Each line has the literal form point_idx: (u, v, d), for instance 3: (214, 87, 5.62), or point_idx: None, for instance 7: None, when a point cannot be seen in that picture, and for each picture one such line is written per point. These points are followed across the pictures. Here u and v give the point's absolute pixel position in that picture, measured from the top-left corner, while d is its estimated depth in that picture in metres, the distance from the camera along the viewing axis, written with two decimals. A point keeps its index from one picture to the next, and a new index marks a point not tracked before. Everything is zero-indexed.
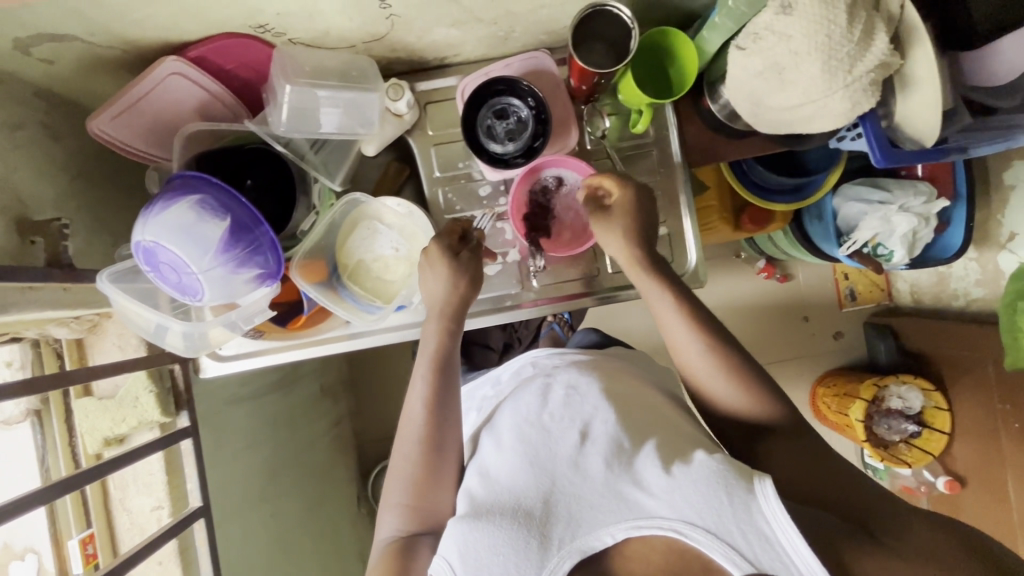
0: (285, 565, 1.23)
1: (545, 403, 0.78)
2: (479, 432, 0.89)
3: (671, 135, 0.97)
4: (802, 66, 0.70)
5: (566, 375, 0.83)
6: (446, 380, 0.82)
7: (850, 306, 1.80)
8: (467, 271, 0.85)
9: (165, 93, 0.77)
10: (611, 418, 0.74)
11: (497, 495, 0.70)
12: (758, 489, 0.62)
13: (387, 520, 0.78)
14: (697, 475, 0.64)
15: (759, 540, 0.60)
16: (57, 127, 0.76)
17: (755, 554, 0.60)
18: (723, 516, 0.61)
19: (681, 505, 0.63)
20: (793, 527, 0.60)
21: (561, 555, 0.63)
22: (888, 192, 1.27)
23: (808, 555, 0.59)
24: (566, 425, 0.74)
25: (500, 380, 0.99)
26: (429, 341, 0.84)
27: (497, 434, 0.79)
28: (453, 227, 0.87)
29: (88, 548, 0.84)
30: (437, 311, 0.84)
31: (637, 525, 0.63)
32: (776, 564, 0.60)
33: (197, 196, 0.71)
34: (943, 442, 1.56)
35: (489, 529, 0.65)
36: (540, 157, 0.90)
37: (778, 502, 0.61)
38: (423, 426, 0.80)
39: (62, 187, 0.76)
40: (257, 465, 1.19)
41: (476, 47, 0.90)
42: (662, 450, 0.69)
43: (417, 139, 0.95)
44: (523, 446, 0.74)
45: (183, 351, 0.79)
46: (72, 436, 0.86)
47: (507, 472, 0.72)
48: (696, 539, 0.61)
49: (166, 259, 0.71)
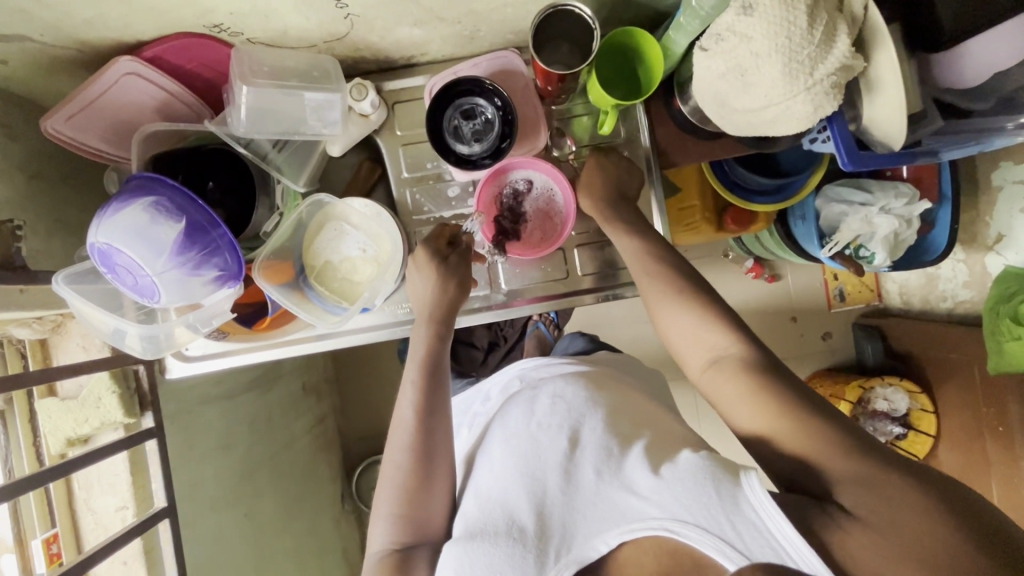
0: (261, 563, 1.23)
1: (532, 415, 0.78)
2: (473, 444, 0.88)
3: (643, 136, 0.95)
4: (763, 69, 0.69)
5: (553, 385, 0.83)
6: (439, 385, 0.81)
7: (839, 307, 1.79)
8: (459, 274, 0.86)
9: (121, 93, 0.75)
10: (599, 425, 0.73)
11: (490, 508, 0.70)
12: (745, 482, 0.58)
13: (377, 531, 0.75)
14: (685, 472, 0.61)
15: (751, 530, 0.55)
16: (14, 127, 0.76)
17: (748, 545, 0.55)
18: (714, 510, 0.57)
19: (671, 502, 0.59)
20: (783, 516, 0.55)
21: (559, 567, 0.62)
22: (870, 193, 1.25)
23: (797, 535, 0.54)
24: (554, 432, 0.73)
25: (489, 396, 0.97)
26: (417, 346, 0.84)
27: (490, 448, 0.79)
28: (442, 232, 0.89)
29: (52, 548, 0.84)
30: (427, 318, 0.84)
31: (632, 529, 0.61)
32: (767, 551, 0.55)
33: (152, 197, 0.71)
34: (928, 445, 1.56)
35: (484, 547, 0.65)
36: (506, 158, 0.89)
37: (767, 492, 0.56)
38: (413, 434, 0.78)
39: (20, 188, 0.76)
40: (231, 464, 1.19)
41: (443, 46, 0.89)
42: (651, 452, 0.68)
43: (385, 138, 0.94)
44: (513, 459, 0.73)
45: (143, 353, 0.78)
46: (36, 436, 0.87)
47: (499, 483, 0.72)
48: (687, 536, 0.58)
49: (121, 262, 0.71)
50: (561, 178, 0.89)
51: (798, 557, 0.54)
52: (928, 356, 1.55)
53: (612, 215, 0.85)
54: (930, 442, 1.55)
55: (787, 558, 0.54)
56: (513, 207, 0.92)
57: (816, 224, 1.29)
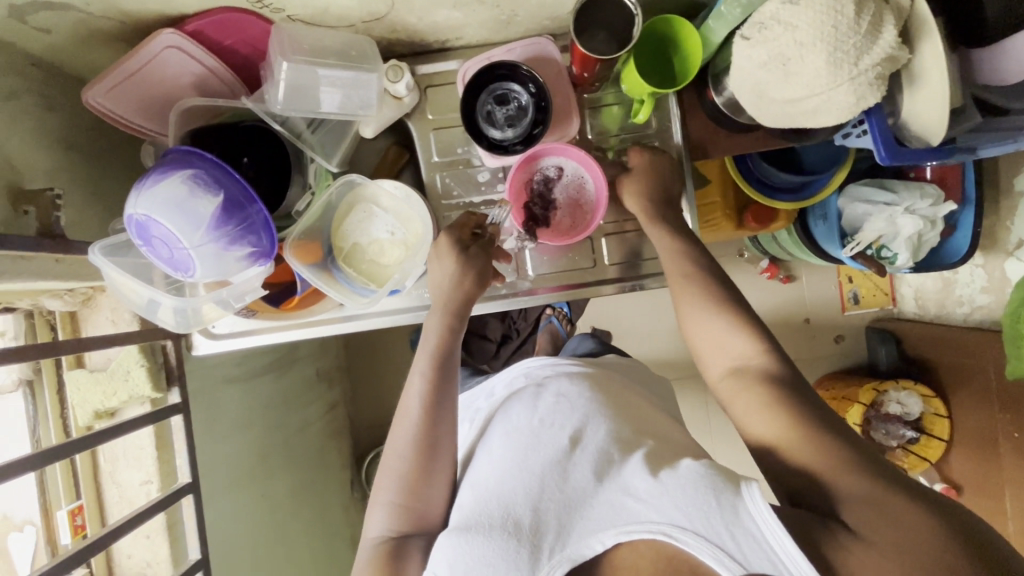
0: (274, 545, 1.24)
1: (536, 409, 0.80)
2: (472, 438, 0.89)
3: (674, 127, 0.95)
4: (807, 58, 0.69)
5: (557, 384, 0.85)
6: (448, 378, 0.81)
7: (853, 310, 1.79)
8: (480, 262, 0.85)
9: (160, 67, 0.76)
10: (601, 428, 0.75)
11: (485, 503, 0.70)
12: (746, 491, 0.59)
13: (375, 518, 0.76)
14: (683, 479, 0.63)
15: (752, 543, 0.57)
16: (52, 98, 0.76)
17: (746, 555, 0.57)
18: (714, 521, 0.59)
19: (668, 507, 0.61)
20: (783, 529, 0.57)
21: (552, 564, 0.62)
22: (895, 193, 1.24)
23: (793, 546, 0.56)
24: (556, 431, 0.75)
25: (495, 392, 0.95)
26: (429, 339, 0.83)
27: (489, 444, 0.80)
28: (466, 223, 0.88)
29: (76, 519, 0.85)
30: (444, 305, 0.83)
31: (628, 530, 0.62)
32: (762, 560, 0.56)
33: (190, 170, 0.71)
34: (941, 450, 1.55)
35: (479, 539, 0.65)
36: (540, 145, 0.89)
37: (769, 505, 0.58)
38: (418, 426, 0.78)
39: (57, 158, 0.76)
40: (248, 445, 1.19)
41: (478, 30, 0.89)
42: (650, 459, 0.69)
43: (417, 122, 0.94)
44: (512, 454, 0.74)
45: (175, 326, 0.79)
46: (63, 407, 0.87)
47: (496, 476, 0.73)
48: (685, 542, 0.59)
49: (157, 233, 0.71)
50: (592, 162, 0.88)
51: (793, 567, 0.55)
52: (942, 361, 1.55)
53: (658, 216, 0.87)
54: (943, 447, 1.54)
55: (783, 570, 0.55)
56: (543, 194, 0.91)
57: (837, 224, 1.29)
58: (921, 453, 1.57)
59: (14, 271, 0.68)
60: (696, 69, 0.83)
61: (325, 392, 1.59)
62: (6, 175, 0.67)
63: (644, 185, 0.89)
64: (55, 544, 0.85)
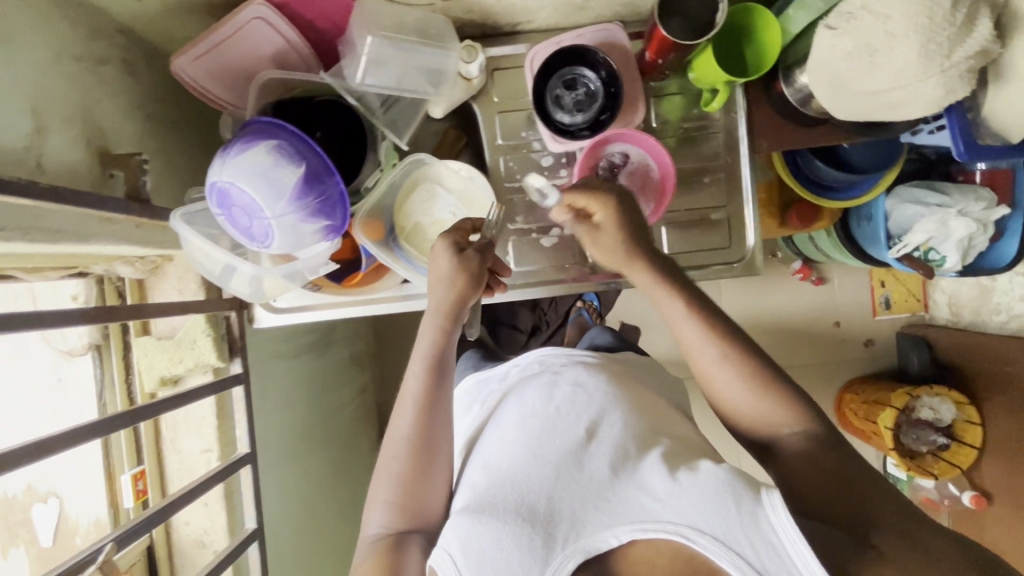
0: (315, 521, 1.24)
1: (551, 399, 0.79)
2: (481, 420, 0.89)
3: (740, 119, 0.95)
4: (896, 49, 0.68)
5: (572, 373, 0.84)
6: (444, 372, 0.81)
7: (884, 315, 1.76)
8: (473, 268, 0.79)
9: (246, 38, 0.76)
10: (617, 421, 0.75)
11: (498, 486, 0.69)
12: (766, 499, 0.60)
13: (374, 516, 0.77)
14: (703, 483, 0.63)
15: (771, 552, 0.58)
16: (135, 65, 0.77)
17: (764, 562, 0.58)
18: (732, 525, 0.60)
19: (688, 510, 0.61)
20: (804, 542, 0.58)
21: (566, 555, 0.61)
22: (946, 196, 1.23)
23: (813, 559, 0.57)
24: (572, 422, 0.75)
25: (507, 375, 0.94)
26: (425, 341, 0.81)
27: (501, 427, 0.79)
28: (464, 226, 0.82)
29: (139, 484, 0.87)
30: (440, 309, 0.79)
31: (644, 528, 0.62)
32: (780, 569, 0.58)
33: (274, 140, 0.72)
34: (972, 458, 1.50)
35: (490, 525, 0.64)
36: (607, 131, 0.89)
37: (788, 513, 0.59)
38: (416, 420, 0.79)
39: (140, 126, 0.77)
40: (296, 421, 1.19)
41: (551, 14, 0.89)
42: (668, 458, 0.69)
43: (482, 106, 0.94)
44: (529, 440, 0.73)
45: (251, 296, 0.83)
46: (129, 372, 0.88)
47: (510, 462, 0.72)
48: (703, 545, 0.59)
49: (239, 202, 0.72)
50: (661, 149, 0.88)
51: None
52: (977, 368, 1.51)
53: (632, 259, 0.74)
54: (974, 454, 1.49)
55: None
56: (609, 180, 0.91)
57: (883, 225, 1.27)
58: (951, 459, 1.53)
59: (101, 233, 0.69)
60: (778, 49, 0.83)
61: (366, 374, 1.59)
62: (96, 139, 0.68)
63: (634, 247, 0.73)
64: (118, 507, 0.87)
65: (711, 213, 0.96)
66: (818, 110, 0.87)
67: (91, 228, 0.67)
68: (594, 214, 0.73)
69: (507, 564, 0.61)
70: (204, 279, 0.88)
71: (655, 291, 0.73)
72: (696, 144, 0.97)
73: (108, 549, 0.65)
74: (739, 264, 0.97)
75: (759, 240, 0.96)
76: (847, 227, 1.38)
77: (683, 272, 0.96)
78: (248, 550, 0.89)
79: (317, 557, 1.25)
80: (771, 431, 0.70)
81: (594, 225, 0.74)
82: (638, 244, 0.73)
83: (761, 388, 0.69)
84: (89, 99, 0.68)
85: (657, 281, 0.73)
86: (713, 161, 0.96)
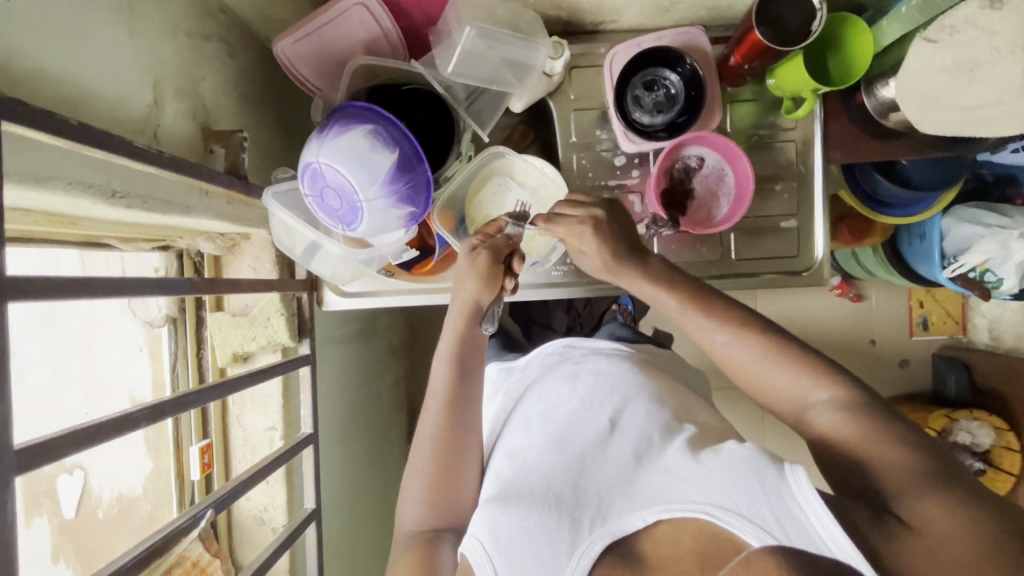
0: (357, 507, 1.25)
1: (574, 388, 0.81)
2: (505, 409, 0.89)
3: (817, 128, 0.93)
4: (999, 63, 0.72)
5: (595, 364, 0.85)
6: (474, 367, 0.82)
7: (921, 335, 1.63)
8: (495, 269, 0.78)
9: (345, 24, 0.80)
10: (642, 409, 0.75)
11: (525, 476, 0.71)
12: (789, 472, 0.57)
13: (407, 512, 0.77)
14: (726, 462, 0.61)
15: (793, 522, 0.54)
16: (233, 45, 0.78)
17: (788, 533, 0.54)
18: (756, 500, 0.56)
19: (711, 488, 0.59)
20: (828, 512, 0.53)
21: (592, 539, 0.62)
22: (1008, 217, 1.12)
23: (838, 529, 0.53)
24: (595, 413, 0.76)
25: (528, 364, 0.95)
26: (445, 344, 0.81)
27: (525, 418, 0.81)
28: (487, 230, 0.82)
29: (204, 457, 0.91)
30: (462, 309, 0.81)
31: (669, 508, 0.61)
32: (811, 546, 0.53)
33: (371, 125, 0.73)
34: (1010, 485, 1.36)
35: (517, 512, 0.66)
36: (687, 134, 0.88)
37: (814, 487, 0.55)
38: (440, 416, 0.79)
39: (234, 104, 0.79)
40: (345, 407, 1.19)
41: (636, 14, 0.90)
42: (691, 445, 0.68)
43: (558, 103, 0.95)
44: (553, 431, 0.75)
45: (329, 277, 0.88)
46: (201, 347, 0.92)
47: (536, 453, 0.73)
48: (729, 522, 0.57)
49: (333, 183, 0.73)
50: (741, 154, 0.86)
51: (838, 549, 0.52)
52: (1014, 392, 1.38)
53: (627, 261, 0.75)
54: (1012, 481, 1.35)
55: (829, 555, 0.52)
56: (682, 181, 0.91)
57: (935, 245, 1.17)
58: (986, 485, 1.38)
59: (201, 207, 0.70)
60: (867, 63, 0.82)
61: (408, 366, 1.59)
62: (201, 114, 0.71)
63: (621, 259, 0.75)
64: (185, 475, 0.93)
65: (781, 221, 0.96)
66: (899, 122, 0.87)
67: (193, 201, 0.68)
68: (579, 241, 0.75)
69: (534, 550, 0.63)
70: (278, 260, 0.89)
71: (648, 289, 0.76)
72: (769, 150, 0.95)
73: (207, 516, 0.65)
74: (807, 274, 0.97)
75: (828, 252, 0.96)
76: (896, 245, 1.30)
77: (749, 280, 0.96)
78: (306, 530, 0.89)
79: (359, 545, 1.25)
80: (796, 403, 0.67)
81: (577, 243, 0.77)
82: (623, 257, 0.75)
83: (782, 357, 0.68)
84: (195, 75, 0.70)
85: (649, 283, 0.75)
86: (786, 169, 0.95)
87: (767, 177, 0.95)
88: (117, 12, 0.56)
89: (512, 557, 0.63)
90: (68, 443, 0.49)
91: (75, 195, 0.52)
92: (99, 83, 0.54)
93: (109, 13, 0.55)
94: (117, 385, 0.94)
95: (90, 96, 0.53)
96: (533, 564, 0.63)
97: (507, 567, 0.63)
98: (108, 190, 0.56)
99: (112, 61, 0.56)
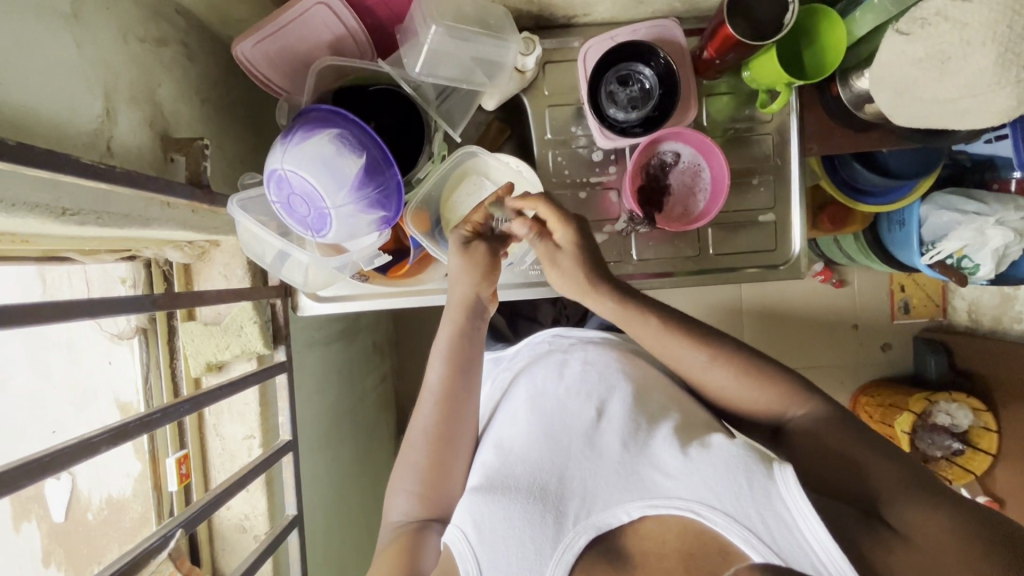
0: (342, 510, 1.23)
1: (561, 378, 0.77)
2: (494, 398, 0.88)
3: (792, 120, 0.92)
4: (971, 57, 0.67)
5: (584, 352, 0.82)
6: (468, 363, 0.79)
7: (902, 319, 1.62)
8: (483, 258, 0.78)
9: (307, 25, 0.78)
10: (629, 397, 0.73)
11: (511, 466, 0.68)
12: (779, 474, 0.58)
13: (396, 504, 0.76)
14: (717, 458, 0.61)
15: (780, 525, 0.56)
16: (191, 47, 0.76)
17: (777, 539, 0.56)
18: (743, 501, 0.58)
19: (700, 486, 0.60)
20: (816, 516, 0.55)
21: (577, 531, 0.62)
22: (983, 203, 1.09)
23: (827, 535, 0.54)
24: (582, 401, 0.74)
25: (516, 355, 0.94)
26: (441, 339, 0.79)
27: (512, 409, 0.78)
28: (475, 218, 0.79)
29: (182, 467, 0.91)
30: (455, 306, 0.79)
31: (654, 505, 0.61)
32: (799, 553, 0.55)
33: (335, 131, 0.70)
34: (987, 465, 1.38)
35: (503, 502, 0.64)
36: (660, 129, 0.87)
37: (803, 490, 0.57)
38: (433, 414, 0.77)
39: (195, 109, 0.77)
40: (328, 409, 1.17)
41: (610, 7, 0.88)
42: (679, 432, 0.67)
43: (532, 98, 0.93)
44: (543, 420, 0.73)
45: (301, 284, 0.85)
46: (174, 358, 0.91)
47: (521, 443, 0.71)
48: (712, 520, 0.58)
49: (300, 190, 0.71)
50: (716, 148, 0.85)
51: (825, 555, 0.54)
52: (994, 377, 1.37)
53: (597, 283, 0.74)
54: (989, 461, 1.38)
55: (819, 565, 0.54)
56: (658, 178, 0.91)
57: (913, 231, 1.14)
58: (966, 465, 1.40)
59: (163, 219, 0.69)
60: (840, 56, 0.82)
61: (396, 364, 1.57)
62: (159, 123, 0.69)
63: (587, 272, 0.74)
64: (163, 488, 0.92)
65: (759, 215, 0.95)
66: (872, 113, 0.86)
67: (154, 213, 0.67)
68: (555, 233, 0.76)
69: (518, 542, 0.61)
70: (249, 267, 0.88)
71: (623, 310, 0.74)
72: (745, 144, 0.94)
73: (178, 535, 0.66)
74: (784, 268, 0.96)
75: (804, 246, 0.96)
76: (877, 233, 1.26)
77: (725, 275, 0.96)
78: (287, 536, 0.90)
79: (346, 546, 1.25)
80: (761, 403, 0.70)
81: (554, 245, 0.76)
82: (595, 270, 0.75)
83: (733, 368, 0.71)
84: (153, 81, 0.68)
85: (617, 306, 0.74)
86: (762, 163, 0.94)
87: (744, 171, 0.95)
88: (62, 22, 0.55)
89: (497, 550, 0.61)
90: (20, 475, 0.48)
91: (22, 215, 0.52)
92: (46, 96, 0.53)
93: (52, 24, 0.53)
94: (90, 396, 0.93)
95: (34, 113, 0.51)
96: (517, 555, 0.61)
97: (491, 559, 0.61)
98: (57, 208, 0.55)
99: (60, 74, 0.54)
